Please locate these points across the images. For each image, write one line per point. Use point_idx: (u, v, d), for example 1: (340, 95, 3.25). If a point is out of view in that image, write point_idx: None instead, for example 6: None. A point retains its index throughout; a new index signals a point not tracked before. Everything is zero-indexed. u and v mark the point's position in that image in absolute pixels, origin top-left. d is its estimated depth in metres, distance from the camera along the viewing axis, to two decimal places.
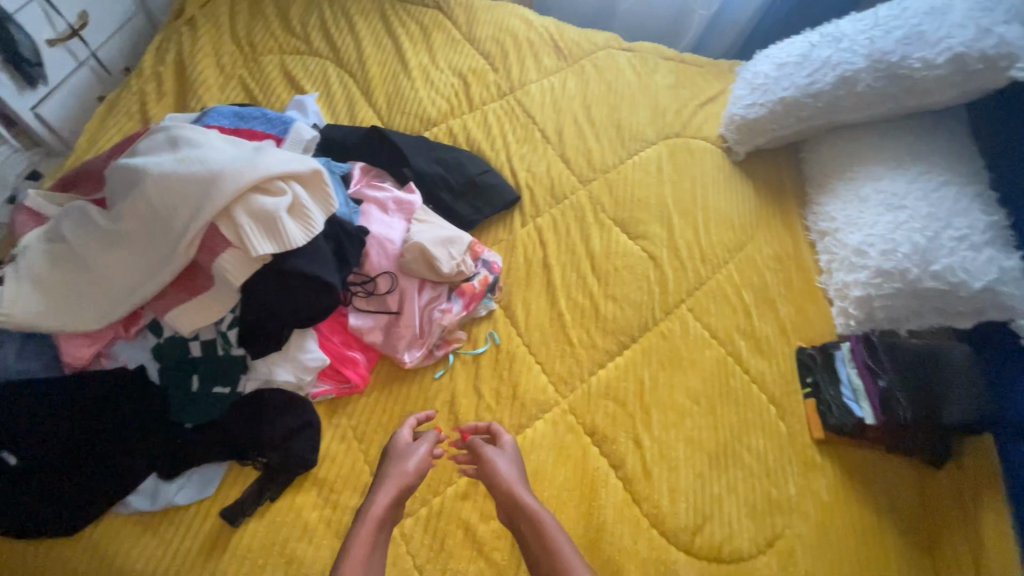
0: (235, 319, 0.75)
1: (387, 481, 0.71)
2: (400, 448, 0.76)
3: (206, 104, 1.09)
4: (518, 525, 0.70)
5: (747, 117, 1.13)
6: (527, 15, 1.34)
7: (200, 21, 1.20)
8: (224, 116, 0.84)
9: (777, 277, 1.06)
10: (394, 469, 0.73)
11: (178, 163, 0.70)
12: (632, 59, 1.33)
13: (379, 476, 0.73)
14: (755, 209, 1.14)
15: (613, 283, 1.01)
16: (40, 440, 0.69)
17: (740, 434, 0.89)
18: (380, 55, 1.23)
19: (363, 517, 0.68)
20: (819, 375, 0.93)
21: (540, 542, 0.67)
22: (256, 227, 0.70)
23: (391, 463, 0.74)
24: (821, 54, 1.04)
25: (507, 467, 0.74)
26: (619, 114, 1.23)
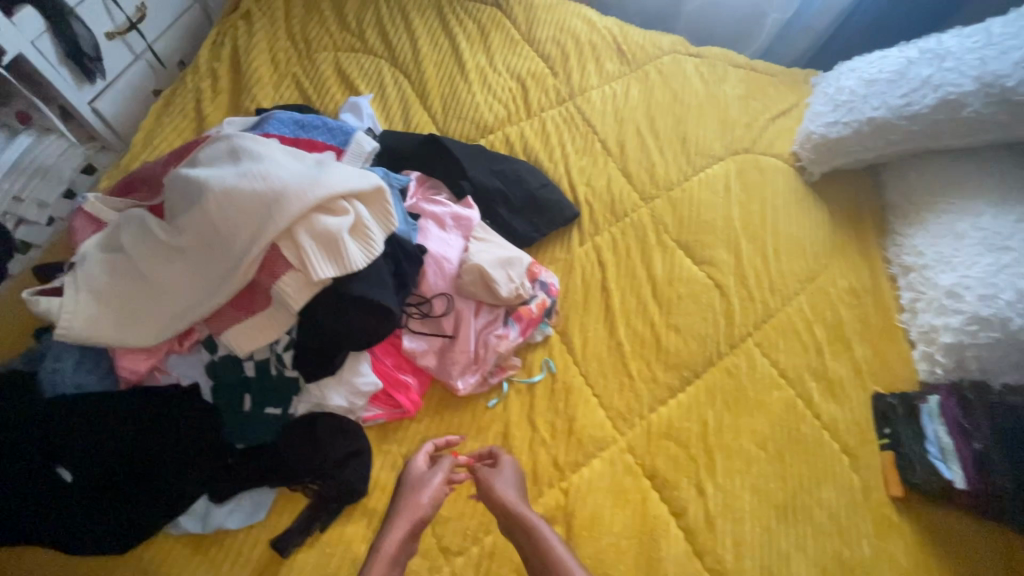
0: (291, 341, 0.73)
1: (403, 513, 0.68)
2: (415, 478, 0.72)
3: (259, 103, 1.06)
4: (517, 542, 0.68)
5: (827, 137, 1.05)
6: (590, 15, 1.27)
7: (256, 15, 1.17)
8: (284, 125, 0.81)
9: (853, 314, 0.98)
10: (408, 501, 0.69)
11: (241, 178, 0.67)
12: (699, 65, 1.25)
13: (395, 507, 0.69)
14: (830, 237, 1.06)
15: (677, 312, 0.95)
16: (100, 454, 0.68)
17: (810, 487, 0.83)
18: (436, 55, 1.18)
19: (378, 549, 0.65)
20: (899, 427, 0.86)
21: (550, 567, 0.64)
22: (318, 250, 0.67)
23: (407, 494, 0.70)
24: (920, 72, 0.96)
25: (506, 490, 0.71)
26: (686, 127, 1.15)
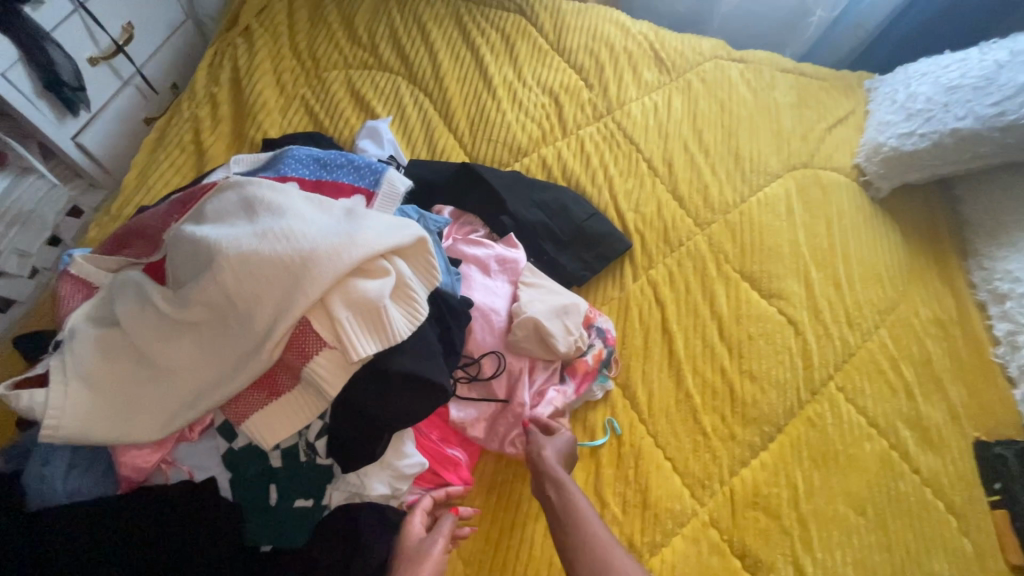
0: (325, 427, 0.62)
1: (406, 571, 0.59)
2: (412, 549, 0.62)
3: (266, 131, 0.94)
4: (546, 501, 0.64)
5: (900, 149, 0.97)
6: (623, 20, 1.16)
7: (256, 31, 1.05)
8: (303, 165, 0.69)
9: (941, 348, 0.88)
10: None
11: (259, 239, 0.55)
12: (745, 71, 1.14)
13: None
14: (906, 260, 0.95)
15: (749, 355, 0.84)
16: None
17: (921, 558, 0.72)
18: (457, 69, 1.06)
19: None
20: (1013, 481, 0.76)
21: (577, 540, 0.57)
22: (357, 322, 0.56)
23: (404, 574, 0.59)
24: (1011, 79, 0.89)
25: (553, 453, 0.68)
26: (737, 141, 1.05)
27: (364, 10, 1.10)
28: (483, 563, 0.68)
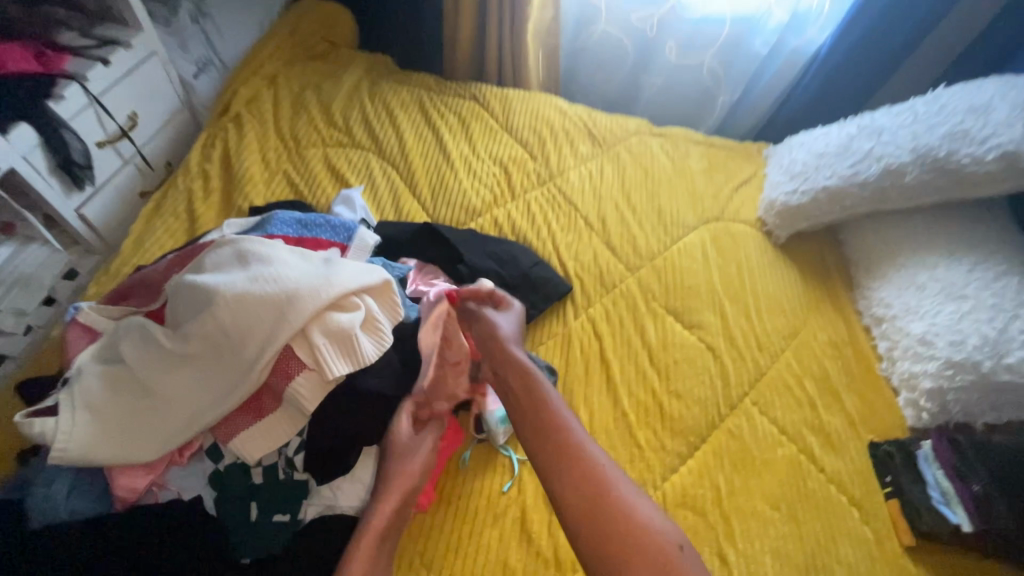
0: (303, 442, 0.70)
1: (401, 454, 0.74)
2: (401, 446, 0.74)
3: (252, 200, 1.08)
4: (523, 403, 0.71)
5: (788, 204, 1.15)
6: (561, 104, 1.38)
7: (245, 117, 1.21)
8: (287, 224, 0.83)
9: (836, 365, 1.04)
10: (398, 468, 0.73)
11: (252, 282, 0.68)
12: (664, 144, 1.36)
13: (393, 461, 0.73)
14: (804, 294, 1.13)
15: (675, 377, 0.98)
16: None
17: (827, 544, 0.84)
18: (421, 146, 1.25)
19: (383, 487, 0.71)
20: (899, 473, 0.89)
21: (562, 451, 0.64)
22: (333, 348, 0.68)
23: (399, 461, 0.73)
24: (862, 145, 1.07)
25: (513, 347, 0.80)
26: (659, 200, 1.24)
27: (340, 100, 1.29)
28: (445, 568, 0.75)
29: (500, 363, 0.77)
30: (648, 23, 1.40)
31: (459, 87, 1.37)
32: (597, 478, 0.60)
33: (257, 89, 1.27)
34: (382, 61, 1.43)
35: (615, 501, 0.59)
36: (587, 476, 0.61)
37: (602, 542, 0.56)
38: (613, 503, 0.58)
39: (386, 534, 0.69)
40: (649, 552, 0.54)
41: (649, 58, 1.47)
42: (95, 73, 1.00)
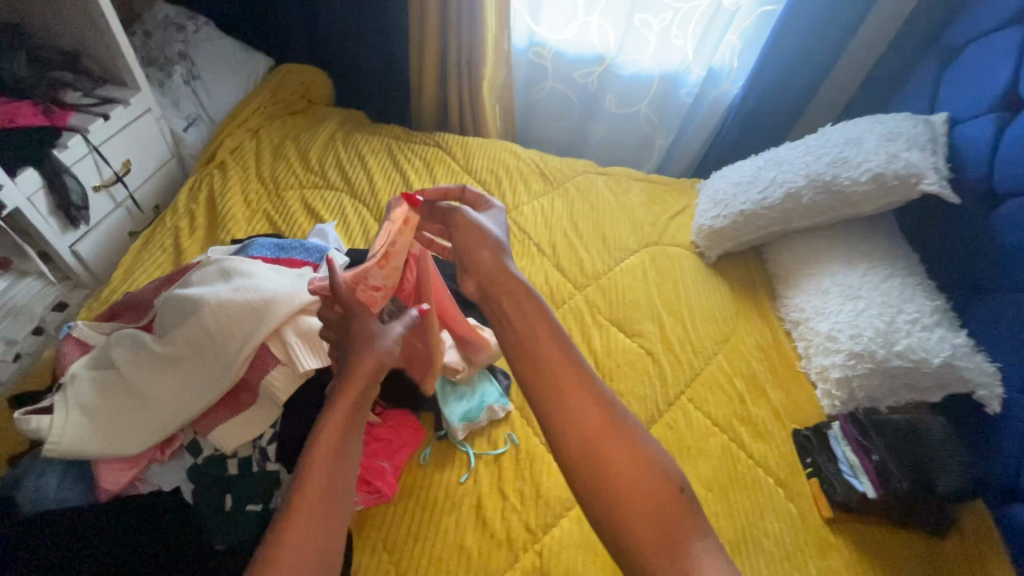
0: (276, 434, 0.80)
1: (367, 343, 0.65)
2: (370, 324, 0.68)
3: (234, 235, 1.20)
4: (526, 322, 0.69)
5: (714, 227, 1.30)
6: (516, 149, 1.55)
7: (229, 164, 1.35)
8: (266, 248, 0.95)
9: (763, 365, 1.15)
10: (369, 343, 0.65)
11: (234, 291, 0.78)
12: (607, 181, 1.53)
13: (357, 350, 0.64)
14: (733, 305, 1.26)
15: (618, 378, 1.09)
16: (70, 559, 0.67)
17: (756, 520, 0.93)
18: (389, 187, 1.39)
19: (345, 379, 0.61)
20: (817, 454, 1.00)
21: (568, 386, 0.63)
22: (303, 345, 0.78)
23: (366, 336, 0.67)
24: (768, 174, 1.24)
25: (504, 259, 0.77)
26: (604, 229, 1.39)
27: (316, 148, 1.44)
28: (406, 551, 0.83)
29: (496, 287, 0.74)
30: (589, 79, 1.61)
31: (425, 137, 1.54)
32: (601, 431, 0.59)
33: (242, 140, 1.42)
34: (355, 116, 1.60)
35: (615, 456, 0.58)
36: (588, 428, 0.59)
37: (605, 498, 0.56)
38: (618, 457, 0.58)
39: (354, 424, 0.58)
40: (652, 505, 0.55)
41: (593, 109, 1.68)
42: (96, 126, 1.14)
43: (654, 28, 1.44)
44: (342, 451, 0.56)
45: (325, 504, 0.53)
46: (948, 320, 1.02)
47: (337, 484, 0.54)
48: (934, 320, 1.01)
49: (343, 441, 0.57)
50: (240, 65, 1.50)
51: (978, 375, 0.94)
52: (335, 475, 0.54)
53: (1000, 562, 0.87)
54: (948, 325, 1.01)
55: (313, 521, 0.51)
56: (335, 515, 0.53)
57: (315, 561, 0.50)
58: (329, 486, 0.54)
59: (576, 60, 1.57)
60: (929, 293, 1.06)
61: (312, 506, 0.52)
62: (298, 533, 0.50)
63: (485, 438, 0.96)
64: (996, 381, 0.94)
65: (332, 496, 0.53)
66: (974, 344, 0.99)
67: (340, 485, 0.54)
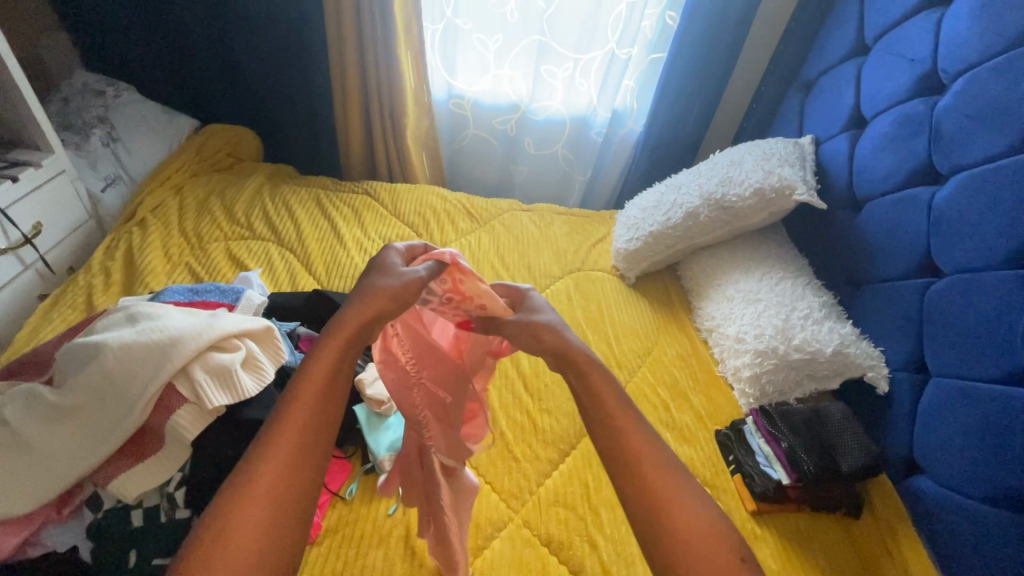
0: (184, 476, 0.78)
1: (359, 297, 0.65)
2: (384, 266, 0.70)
3: (152, 287, 1.19)
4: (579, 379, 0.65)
5: (629, 250, 1.39)
6: (442, 192, 1.60)
7: (150, 221, 1.35)
8: (179, 293, 0.96)
9: (684, 373, 1.21)
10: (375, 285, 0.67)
11: (139, 333, 0.77)
12: (532, 217, 1.59)
13: (367, 288, 0.66)
14: (653, 320, 1.33)
15: (547, 397, 1.10)
16: None
17: None
18: (317, 233, 1.41)
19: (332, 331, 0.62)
20: (737, 451, 1.05)
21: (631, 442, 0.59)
22: (213, 382, 0.77)
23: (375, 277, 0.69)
24: (670, 198, 1.36)
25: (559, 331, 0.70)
26: (529, 259, 1.44)
27: (242, 201, 1.46)
28: None
29: (564, 358, 0.68)
30: (507, 125, 1.72)
31: (353, 185, 1.59)
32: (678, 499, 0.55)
33: (164, 198, 1.43)
34: (283, 170, 1.65)
35: (679, 517, 0.54)
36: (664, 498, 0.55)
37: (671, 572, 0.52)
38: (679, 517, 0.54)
39: (336, 376, 0.59)
40: None
41: (514, 152, 1.79)
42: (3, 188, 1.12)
43: (559, 77, 1.59)
44: (321, 399, 0.57)
45: (297, 449, 0.54)
46: (835, 314, 1.12)
47: (307, 432, 0.55)
48: (823, 314, 1.10)
49: (320, 393, 0.58)
50: (162, 128, 1.53)
51: (865, 360, 1.03)
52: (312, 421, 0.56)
53: (909, 531, 0.94)
54: (836, 317, 1.11)
55: (284, 466, 0.53)
56: (304, 460, 0.54)
57: (277, 501, 0.51)
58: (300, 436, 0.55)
59: (493, 109, 1.69)
60: (817, 290, 1.17)
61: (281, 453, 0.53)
62: (267, 475, 0.52)
63: None
64: (881, 362, 1.03)
65: (303, 443, 0.55)
66: (858, 332, 1.09)
67: (313, 432, 0.56)
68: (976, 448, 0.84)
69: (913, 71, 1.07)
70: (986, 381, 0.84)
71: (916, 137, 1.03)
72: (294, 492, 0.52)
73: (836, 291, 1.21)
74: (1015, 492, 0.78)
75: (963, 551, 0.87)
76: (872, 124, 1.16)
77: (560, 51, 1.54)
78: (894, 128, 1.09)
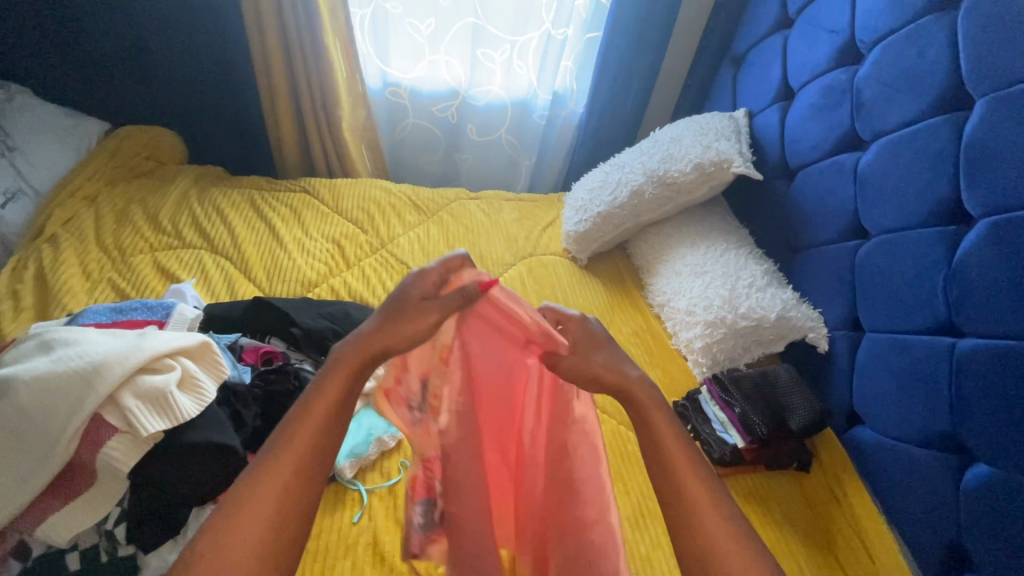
0: (123, 512, 0.72)
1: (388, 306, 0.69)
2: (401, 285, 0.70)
3: (71, 309, 1.09)
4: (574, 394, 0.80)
5: (579, 232, 1.39)
6: (385, 184, 1.55)
7: (63, 236, 1.23)
8: (101, 314, 0.89)
9: (640, 349, 1.23)
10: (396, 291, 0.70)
11: (55, 362, 0.70)
12: (480, 205, 1.56)
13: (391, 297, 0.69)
14: (607, 300, 1.34)
15: None
16: None
17: (649, 492, 0.97)
18: (254, 237, 1.33)
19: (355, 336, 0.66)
20: (694, 420, 1.08)
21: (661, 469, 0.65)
22: (145, 407, 0.71)
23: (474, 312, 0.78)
24: (615, 178, 1.37)
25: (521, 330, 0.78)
26: (480, 248, 1.41)
27: (168, 208, 1.37)
28: None
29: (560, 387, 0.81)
30: (448, 112, 1.68)
31: (289, 183, 1.51)
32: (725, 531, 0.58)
33: (76, 210, 1.30)
34: (210, 171, 1.54)
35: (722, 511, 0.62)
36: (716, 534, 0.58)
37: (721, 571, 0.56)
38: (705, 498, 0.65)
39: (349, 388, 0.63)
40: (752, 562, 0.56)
41: (457, 139, 1.75)
42: None
43: (497, 60, 1.56)
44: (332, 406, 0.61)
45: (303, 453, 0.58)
46: (777, 280, 1.16)
47: (318, 437, 0.59)
48: (766, 281, 1.14)
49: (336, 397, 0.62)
50: (65, 131, 1.39)
51: (806, 322, 1.08)
52: (312, 454, 0.58)
53: (850, 472, 1.01)
54: (777, 284, 1.15)
55: (288, 485, 0.56)
56: (293, 507, 0.55)
57: (271, 521, 0.54)
58: (309, 444, 0.59)
59: (431, 96, 1.64)
60: (759, 258, 1.21)
61: (279, 476, 0.56)
62: (281, 463, 0.57)
63: (377, 472, 0.94)
64: (820, 323, 1.08)
65: (304, 463, 0.58)
66: (799, 296, 1.14)
67: (323, 440, 0.60)
68: (905, 394, 0.91)
69: (834, 42, 1.10)
70: (911, 333, 0.91)
71: (839, 107, 1.08)
72: (289, 517, 0.55)
73: (776, 257, 1.26)
74: (943, 432, 0.85)
75: (897, 490, 0.94)
76: (799, 96, 1.20)
77: (495, 33, 1.51)
78: (819, 98, 1.13)
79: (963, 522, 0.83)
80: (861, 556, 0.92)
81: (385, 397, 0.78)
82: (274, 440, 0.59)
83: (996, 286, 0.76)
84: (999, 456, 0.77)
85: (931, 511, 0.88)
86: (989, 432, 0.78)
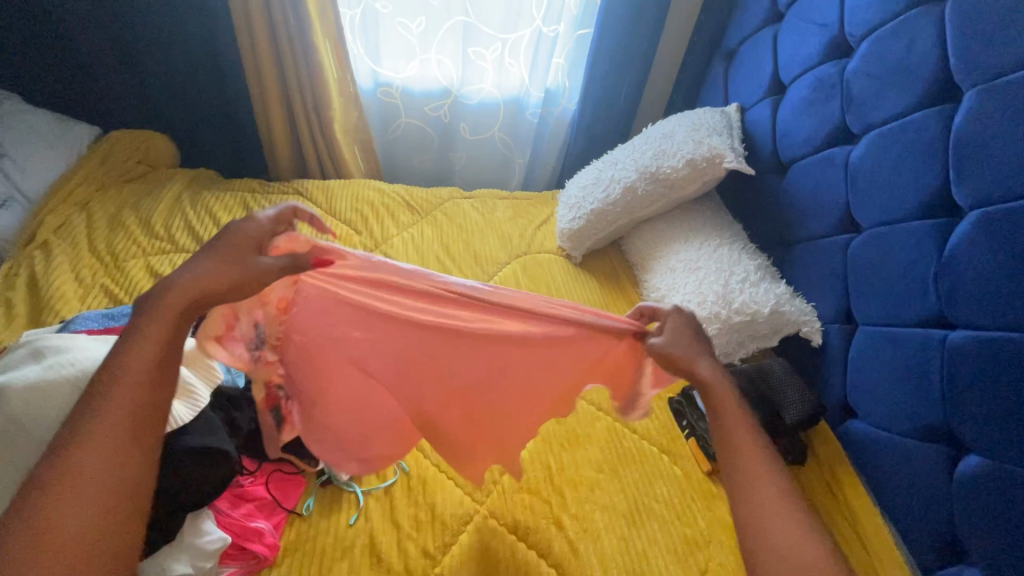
0: None
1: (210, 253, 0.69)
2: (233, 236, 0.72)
3: (64, 316, 1.08)
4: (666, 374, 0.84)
5: (573, 229, 1.39)
6: (379, 185, 1.54)
7: (55, 243, 1.23)
8: (93, 320, 0.89)
9: None
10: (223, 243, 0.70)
11: (47, 370, 0.71)
12: (474, 204, 1.55)
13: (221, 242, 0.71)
14: (602, 297, 1.34)
15: None
16: None
17: (645, 488, 0.97)
18: None
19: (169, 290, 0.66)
20: (689, 417, 1.07)
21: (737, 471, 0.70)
22: None
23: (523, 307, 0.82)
24: (608, 175, 1.37)
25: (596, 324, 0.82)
26: (474, 247, 1.41)
27: (160, 212, 1.36)
28: None
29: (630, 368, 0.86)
30: (441, 111, 1.68)
31: (282, 185, 1.51)
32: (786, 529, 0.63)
33: (68, 215, 1.30)
34: (203, 175, 1.54)
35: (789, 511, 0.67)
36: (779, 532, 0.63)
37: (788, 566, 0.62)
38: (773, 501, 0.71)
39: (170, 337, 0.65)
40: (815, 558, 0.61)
41: (450, 139, 1.75)
42: None
43: (489, 58, 1.56)
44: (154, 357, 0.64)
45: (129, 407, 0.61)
46: (770, 275, 1.16)
47: (143, 389, 0.63)
48: (759, 276, 1.14)
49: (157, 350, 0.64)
50: (56, 137, 1.38)
51: (800, 316, 1.08)
52: (138, 404, 0.62)
53: (846, 466, 1.01)
54: (771, 278, 1.15)
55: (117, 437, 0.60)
56: (125, 453, 0.60)
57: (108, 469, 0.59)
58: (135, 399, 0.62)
59: (423, 95, 1.63)
60: (753, 253, 1.21)
61: (106, 428, 0.60)
62: (106, 417, 0.60)
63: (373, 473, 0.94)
64: (814, 317, 1.08)
65: (133, 415, 0.61)
66: (792, 290, 1.14)
67: (147, 393, 0.63)
68: (898, 385, 0.92)
69: (825, 35, 1.10)
70: (904, 325, 0.91)
71: (830, 101, 1.08)
72: (123, 462, 0.60)
73: (770, 251, 1.26)
74: (938, 425, 0.85)
75: (892, 482, 0.94)
76: (790, 90, 1.20)
77: (485, 31, 1.50)
78: (810, 92, 1.13)
79: (957, 513, 0.83)
80: (856, 548, 0.92)
81: (216, 342, 0.77)
82: (101, 379, 0.63)
83: (987, 277, 0.77)
84: (992, 448, 0.77)
85: (926, 503, 0.89)
86: (982, 423, 0.78)
